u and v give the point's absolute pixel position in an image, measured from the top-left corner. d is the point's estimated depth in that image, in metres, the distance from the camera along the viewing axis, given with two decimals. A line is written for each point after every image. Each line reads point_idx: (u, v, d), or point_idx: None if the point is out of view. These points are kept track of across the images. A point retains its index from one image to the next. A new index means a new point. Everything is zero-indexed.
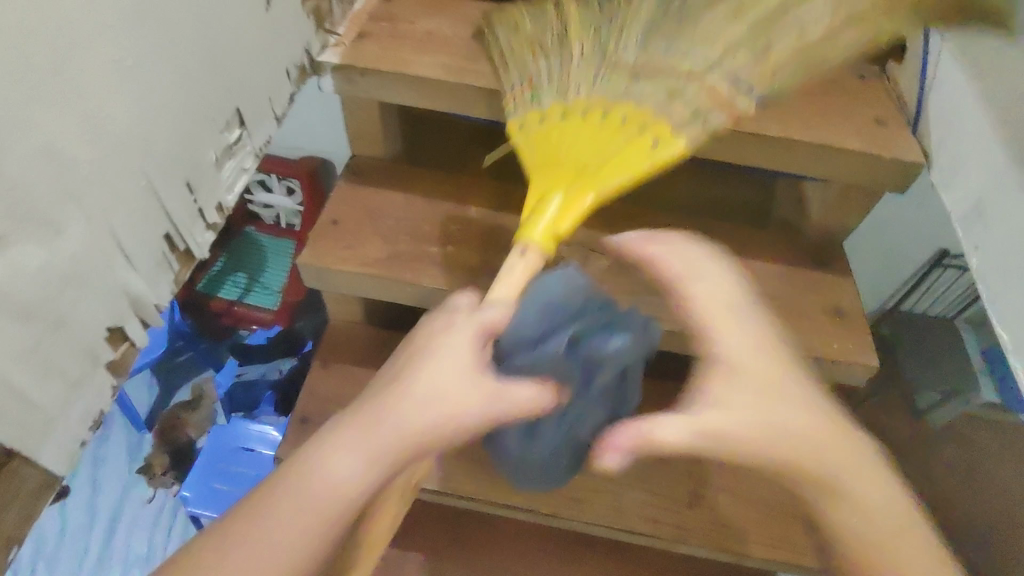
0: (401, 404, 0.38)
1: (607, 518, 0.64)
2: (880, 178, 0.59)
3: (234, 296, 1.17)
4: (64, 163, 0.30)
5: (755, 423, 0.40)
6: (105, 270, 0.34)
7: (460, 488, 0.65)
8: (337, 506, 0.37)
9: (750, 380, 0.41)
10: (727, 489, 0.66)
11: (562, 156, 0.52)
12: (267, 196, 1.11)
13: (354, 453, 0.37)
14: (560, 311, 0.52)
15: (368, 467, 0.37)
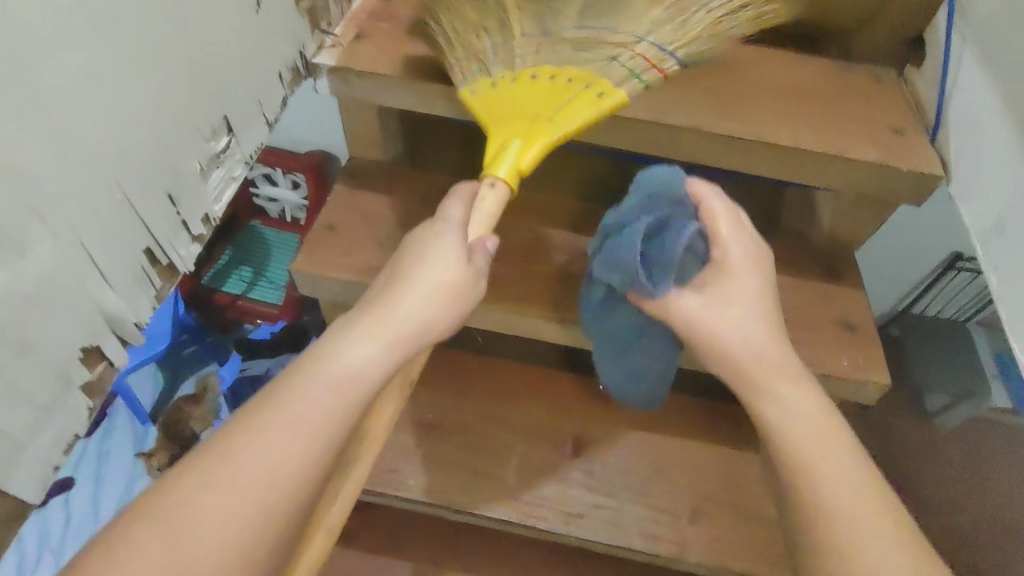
0: (399, 287, 0.42)
1: (603, 533, 0.62)
2: (896, 190, 0.56)
3: (238, 289, 1.16)
4: (25, 181, 0.29)
5: (721, 325, 0.46)
6: (75, 292, 0.34)
7: (454, 500, 0.63)
8: (348, 386, 0.39)
9: (737, 299, 0.47)
10: (730, 506, 0.63)
11: (515, 108, 0.52)
12: (273, 190, 1.12)
13: (362, 336, 0.40)
14: (662, 201, 0.48)
15: (375, 345, 0.40)
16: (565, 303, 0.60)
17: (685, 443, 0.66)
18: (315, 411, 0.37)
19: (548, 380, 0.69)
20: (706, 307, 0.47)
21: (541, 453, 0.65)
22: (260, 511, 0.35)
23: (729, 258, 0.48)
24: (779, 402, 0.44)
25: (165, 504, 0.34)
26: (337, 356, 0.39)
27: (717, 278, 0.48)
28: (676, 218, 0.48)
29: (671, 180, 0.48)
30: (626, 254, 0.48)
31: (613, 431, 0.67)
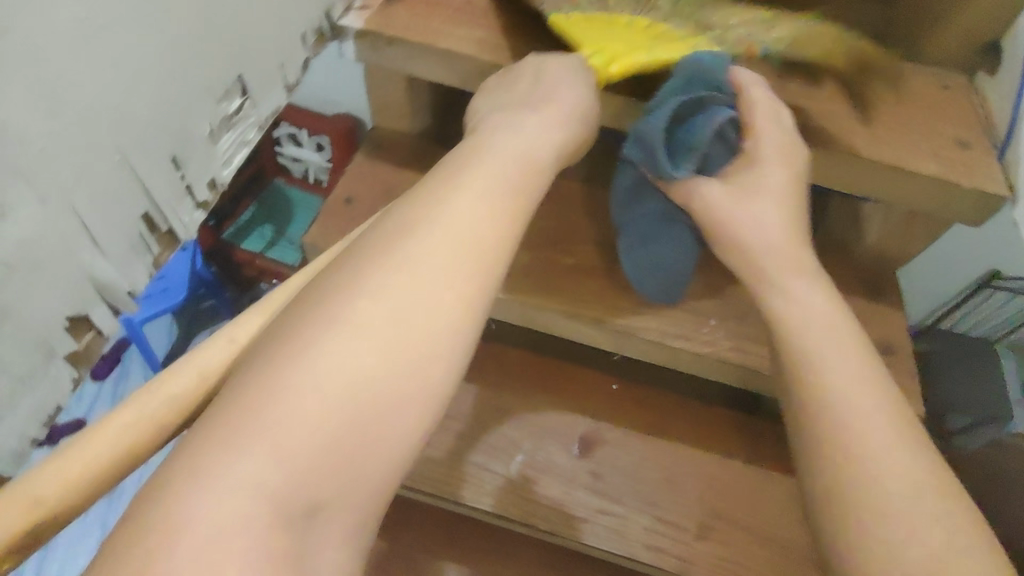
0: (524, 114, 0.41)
1: (607, 541, 0.59)
2: (953, 209, 0.52)
3: (257, 248, 1.15)
4: (8, 136, 0.27)
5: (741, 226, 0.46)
6: (60, 257, 0.31)
7: (452, 493, 0.61)
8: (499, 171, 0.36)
9: (763, 201, 0.46)
10: (740, 524, 0.60)
11: (616, 34, 0.50)
12: (297, 150, 1.10)
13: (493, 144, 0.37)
14: (705, 78, 0.47)
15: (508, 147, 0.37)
16: (586, 299, 0.57)
17: (698, 455, 0.63)
18: (453, 236, 0.32)
19: (561, 374, 0.67)
20: (729, 197, 0.47)
21: (548, 451, 0.63)
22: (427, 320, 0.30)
23: (760, 146, 0.47)
24: (794, 302, 0.42)
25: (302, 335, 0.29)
26: (465, 176, 0.34)
27: (745, 169, 0.48)
28: (711, 102, 0.48)
29: (713, 63, 0.47)
30: (652, 129, 0.47)
31: (624, 435, 0.64)
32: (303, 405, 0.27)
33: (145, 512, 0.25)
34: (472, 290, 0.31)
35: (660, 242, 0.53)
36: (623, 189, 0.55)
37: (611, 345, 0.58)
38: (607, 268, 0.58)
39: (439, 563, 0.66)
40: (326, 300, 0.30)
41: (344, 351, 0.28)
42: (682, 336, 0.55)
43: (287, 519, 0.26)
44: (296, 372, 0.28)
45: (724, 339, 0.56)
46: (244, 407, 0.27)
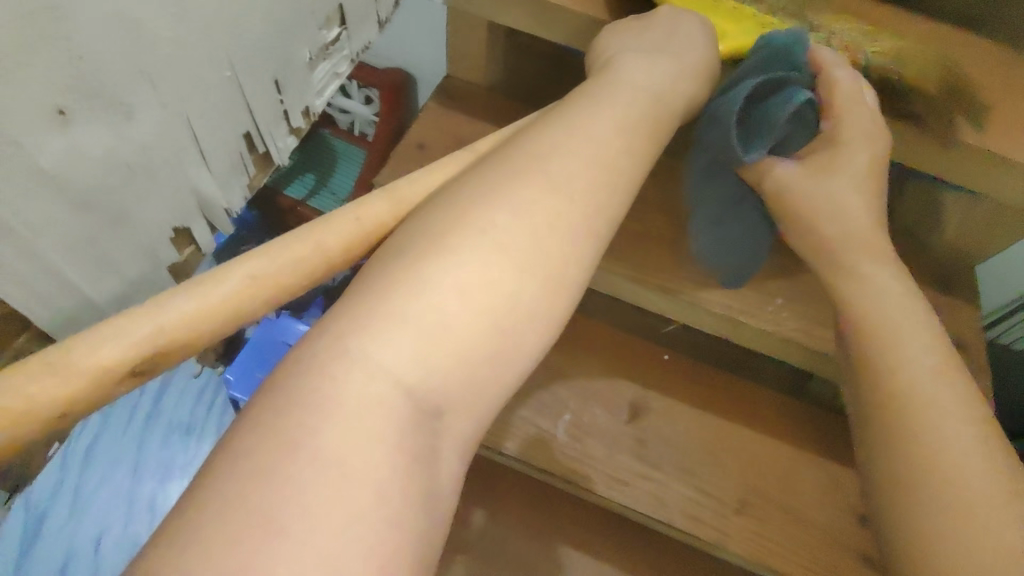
0: (646, 66, 0.42)
1: (646, 505, 0.59)
2: None
3: (299, 196, 1.14)
4: (141, 40, 0.29)
5: (818, 206, 0.46)
6: (172, 166, 0.33)
7: (496, 443, 0.62)
8: (622, 121, 0.39)
9: (839, 183, 0.46)
10: (780, 505, 0.60)
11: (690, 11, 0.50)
12: (345, 101, 1.10)
13: (620, 97, 0.40)
14: (783, 57, 0.46)
15: (629, 102, 0.40)
16: (651, 266, 0.56)
17: (745, 434, 0.63)
18: (587, 171, 0.36)
19: (608, 339, 0.67)
20: (807, 178, 0.47)
21: (593, 414, 0.63)
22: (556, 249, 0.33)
23: (841, 129, 0.46)
24: (865, 287, 0.43)
25: (450, 241, 0.32)
26: (591, 120, 0.38)
27: (822, 151, 0.47)
28: (791, 82, 0.47)
29: (792, 42, 0.46)
30: (726, 107, 0.47)
31: (670, 406, 0.64)
32: (439, 307, 0.30)
33: (295, 378, 0.28)
34: (586, 231, 0.35)
35: (735, 221, 0.52)
36: (698, 170, 0.53)
37: (673, 314, 0.57)
38: (674, 237, 0.58)
39: (474, 509, 0.68)
40: (459, 217, 0.33)
41: (476, 264, 0.32)
42: (744, 311, 0.55)
43: (417, 409, 0.29)
44: (435, 277, 0.31)
45: (788, 318, 0.55)
46: (387, 302, 0.30)
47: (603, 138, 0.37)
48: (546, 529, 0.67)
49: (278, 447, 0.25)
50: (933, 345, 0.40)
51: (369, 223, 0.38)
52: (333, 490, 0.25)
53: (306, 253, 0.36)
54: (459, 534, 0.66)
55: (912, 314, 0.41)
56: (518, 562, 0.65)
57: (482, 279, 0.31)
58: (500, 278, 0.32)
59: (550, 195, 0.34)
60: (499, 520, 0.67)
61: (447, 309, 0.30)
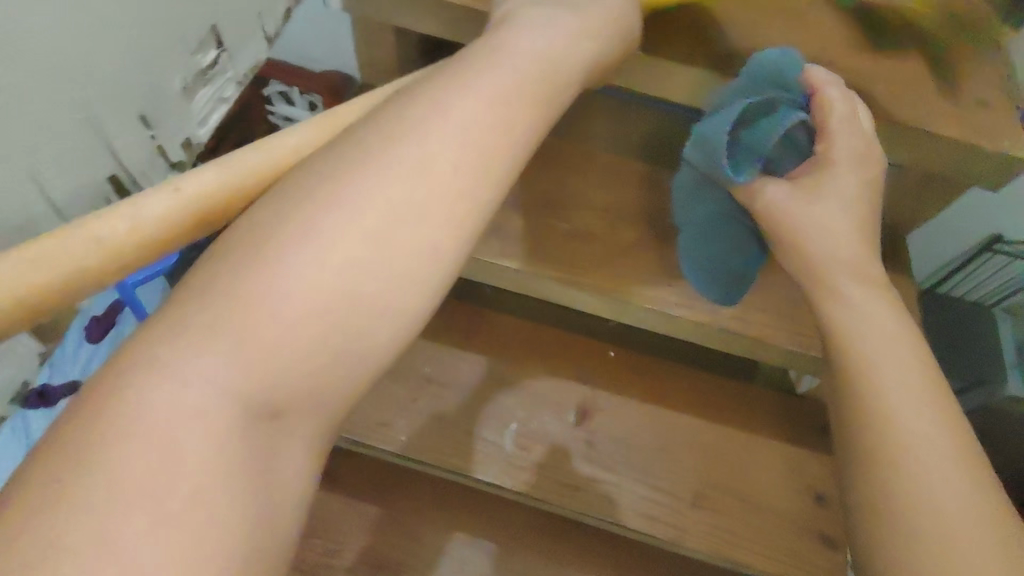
0: (530, 33, 0.36)
1: (600, 508, 0.59)
2: (976, 170, 0.50)
3: None
4: None
5: (807, 231, 0.44)
6: (20, 220, 0.33)
7: (446, 461, 0.60)
8: (507, 91, 0.32)
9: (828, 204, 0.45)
10: (735, 493, 0.59)
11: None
12: (289, 109, 1.05)
13: (507, 71, 0.33)
14: (769, 79, 0.46)
15: (517, 76, 0.33)
16: (582, 267, 0.55)
17: (696, 424, 0.62)
18: (451, 149, 0.30)
19: (553, 341, 0.66)
20: (798, 196, 0.45)
21: (543, 418, 0.62)
22: (404, 255, 0.28)
23: (832, 152, 0.46)
24: (846, 305, 0.41)
25: (276, 246, 0.26)
26: (464, 83, 0.32)
27: (815, 173, 0.46)
28: (777, 103, 0.47)
29: (781, 62, 0.46)
30: (713, 130, 0.47)
31: (619, 404, 0.63)
32: (297, 295, 0.26)
33: (151, 349, 0.24)
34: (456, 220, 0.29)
35: (724, 236, 0.51)
36: (682, 188, 0.53)
37: (610, 314, 0.56)
38: (605, 235, 0.57)
39: (432, 529, 0.66)
40: (330, 180, 0.28)
41: (330, 241, 0.26)
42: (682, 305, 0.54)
43: (258, 428, 0.24)
44: (291, 257, 0.26)
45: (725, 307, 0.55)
46: (246, 278, 0.25)
47: (479, 101, 0.31)
48: (505, 538, 0.66)
49: (97, 498, 0.21)
50: (904, 339, 0.40)
51: (191, 196, 0.34)
52: (147, 480, 0.22)
53: (161, 219, 0.33)
54: (419, 556, 0.64)
55: (898, 333, 0.40)
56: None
57: (332, 260, 0.26)
58: (360, 265, 0.27)
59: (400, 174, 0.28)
60: (457, 533, 0.66)
61: (289, 304, 0.25)
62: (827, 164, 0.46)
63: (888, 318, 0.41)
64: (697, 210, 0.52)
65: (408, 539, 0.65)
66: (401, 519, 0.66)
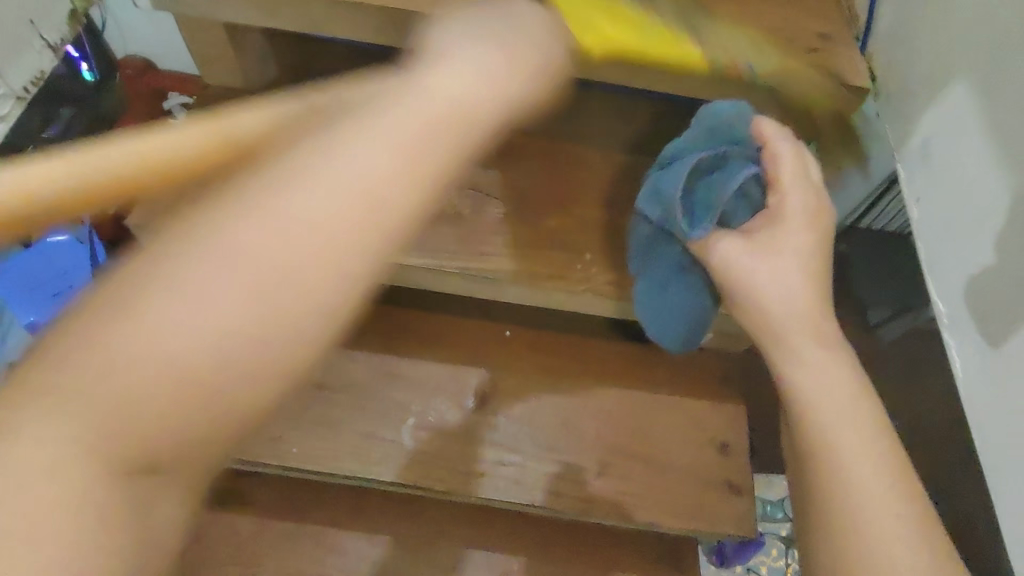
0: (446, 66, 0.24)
1: (506, 491, 0.57)
2: (823, 114, 0.50)
3: None
4: None
5: (768, 289, 0.40)
6: None
7: (342, 467, 0.57)
8: (430, 135, 0.22)
9: (786, 255, 0.41)
10: (638, 456, 0.59)
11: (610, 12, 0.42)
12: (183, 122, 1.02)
13: (424, 98, 0.23)
14: (726, 137, 0.47)
15: (430, 122, 0.23)
16: (450, 251, 0.54)
17: (597, 392, 0.62)
18: (321, 205, 0.20)
19: (452, 328, 0.64)
20: (750, 251, 0.42)
21: (443, 410, 0.60)
22: (243, 377, 0.19)
23: (785, 203, 0.42)
24: (809, 374, 0.36)
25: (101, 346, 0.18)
26: (353, 120, 0.22)
27: (770, 226, 0.42)
28: (732, 158, 0.46)
29: (738, 118, 0.46)
30: (670, 184, 0.48)
31: (519, 381, 0.62)
32: (210, 304, 0.19)
33: None
34: (339, 275, 0.20)
35: (680, 290, 0.48)
36: (642, 242, 0.51)
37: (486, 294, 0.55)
38: (475, 214, 0.55)
39: (348, 535, 0.64)
40: (250, 173, 0.21)
41: (248, 252, 0.20)
42: (556, 274, 0.53)
43: (114, 464, 0.19)
44: (199, 263, 0.19)
45: (599, 273, 0.53)
46: (149, 284, 0.19)
47: (370, 149, 0.21)
48: (423, 536, 0.64)
49: None
50: (835, 370, 0.36)
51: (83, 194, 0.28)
52: None
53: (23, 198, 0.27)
54: (339, 564, 0.62)
55: (858, 403, 0.35)
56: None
57: (231, 273, 0.19)
58: (274, 286, 0.20)
59: (269, 250, 0.20)
60: (368, 533, 0.64)
61: (190, 321, 0.19)
62: (777, 213, 0.42)
63: (839, 356, 0.37)
64: (657, 264, 0.49)
65: (322, 552, 0.63)
66: (312, 532, 0.64)
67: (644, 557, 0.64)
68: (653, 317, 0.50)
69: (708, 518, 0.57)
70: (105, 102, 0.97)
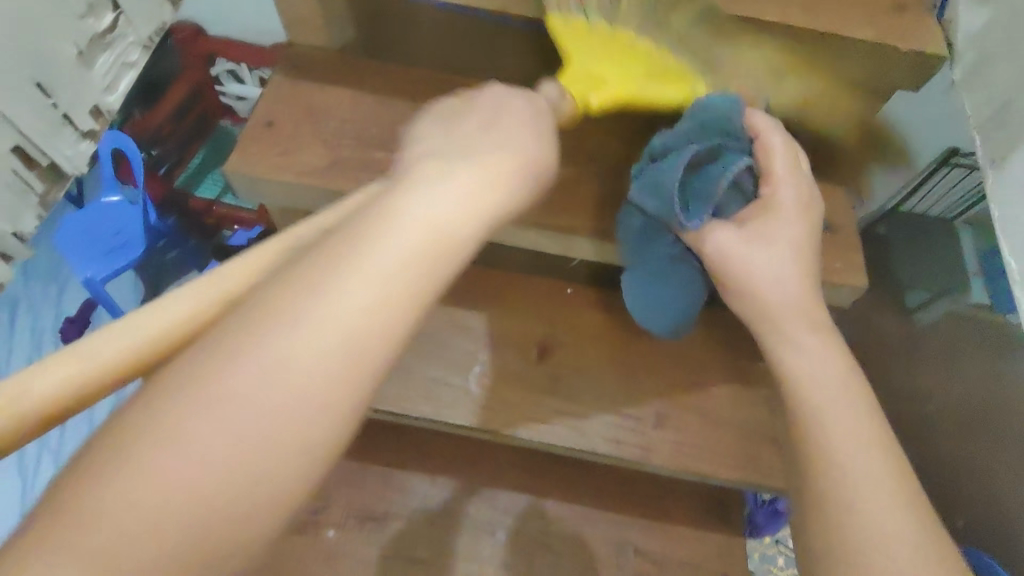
0: (395, 224, 0.29)
1: (566, 438, 0.60)
2: (894, 74, 0.52)
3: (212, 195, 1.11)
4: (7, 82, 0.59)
5: (764, 270, 0.44)
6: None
7: (414, 408, 0.61)
8: (386, 308, 0.27)
9: (774, 236, 0.45)
10: (694, 411, 0.62)
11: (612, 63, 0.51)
12: (239, 88, 1.07)
13: (373, 263, 0.27)
14: (718, 129, 0.48)
15: (387, 284, 0.27)
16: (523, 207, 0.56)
17: (654, 349, 0.64)
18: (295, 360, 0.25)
19: (518, 285, 0.66)
20: (744, 240, 0.45)
21: (508, 362, 0.63)
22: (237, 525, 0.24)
23: (778, 197, 0.46)
24: (795, 342, 0.41)
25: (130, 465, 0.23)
26: (338, 266, 0.27)
27: (759, 214, 0.46)
28: (727, 148, 0.48)
29: (727, 108, 0.47)
30: (668, 177, 0.48)
31: (579, 336, 0.64)
32: (187, 473, 0.23)
33: None
34: (321, 417, 0.25)
35: (672, 283, 0.51)
36: (633, 232, 0.52)
37: (557, 249, 0.57)
38: None
39: (413, 478, 0.68)
40: (257, 316, 0.26)
41: (224, 415, 0.24)
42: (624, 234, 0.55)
43: None
44: (203, 400, 0.24)
45: None
46: (133, 455, 0.23)
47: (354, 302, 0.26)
48: (483, 478, 0.68)
49: None
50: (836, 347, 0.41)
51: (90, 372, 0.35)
52: None
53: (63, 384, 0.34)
54: (403, 504, 0.67)
55: (841, 369, 0.40)
56: (463, 518, 0.66)
57: (272, 393, 0.25)
58: (256, 433, 0.24)
59: (262, 399, 0.25)
60: (429, 472, 0.68)
61: (188, 467, 0.23)
62: (767, 203, 0.47)
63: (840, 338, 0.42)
64: (648, 254, 0.52)
65: (388, 490, 0.67)
66: (381, 473, 0.68)
67: (693, 506, 0.67)
68: (655, 304, 0.54)
69: (759, 469, 0.59)
70: (161, 66, 1.01)
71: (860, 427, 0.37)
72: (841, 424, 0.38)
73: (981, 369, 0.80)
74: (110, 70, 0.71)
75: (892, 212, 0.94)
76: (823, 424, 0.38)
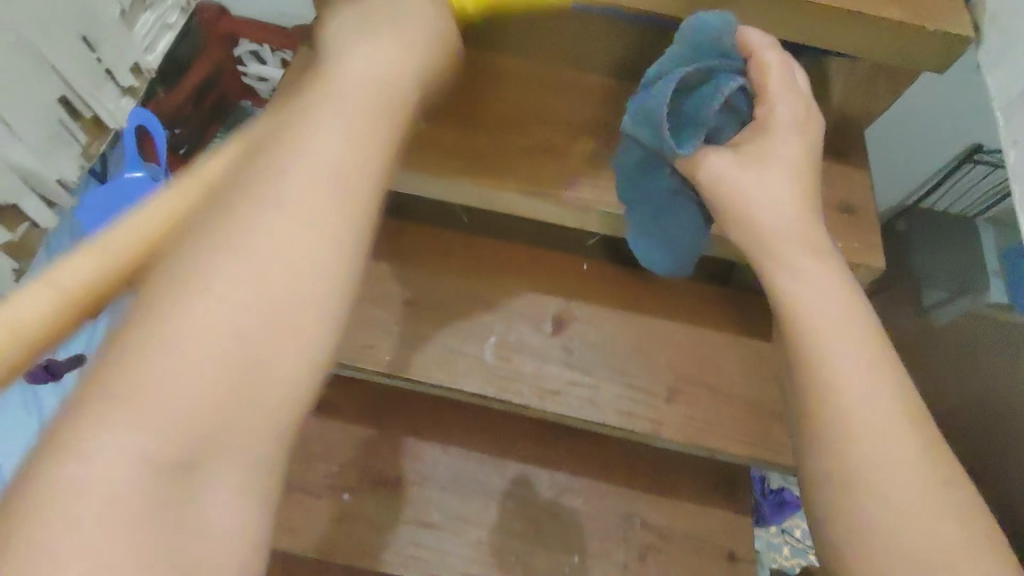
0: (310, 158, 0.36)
1: (579, 408, 0.61)
2: (916, 54, 0.52)
3: None
4: None
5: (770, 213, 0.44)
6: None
7: (431, 375, 0.62)
8: (328, 224, 0.35)
9: (777, 171, 0.45)
10: (706, 387, 0.62)
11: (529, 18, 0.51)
12: (261, 68, 1.09)
13: (306, 191, 0.35)
14: (711, 50, 0.47)
15: (322, 206, 0.35)
16: (541, 179, 0.57)
17: (667, 326, 0.65)
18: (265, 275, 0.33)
19: (534, 259, 0.67)
20: (740, 162, 0.46)
21: (524, 334, 0.64)
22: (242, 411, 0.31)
23: (773, 114, 0.47)
24: (801, 282, 0.41)
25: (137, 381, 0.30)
26: (277, 205, 0.34)
27: (756, 137, 0.47)
28: (718, 69, 0.47)
29: (720, 27, 0.47)
30: (658, 103, 0.48)
31: (594, 311, 0.65)
32: (188, 379, 0.30)
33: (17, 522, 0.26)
34: (287, 314, 0.33)
35: (673, 216, 0.51)
36: (630, 165, 0.52)
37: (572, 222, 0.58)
38: (569, 146, 0.58)
39: (427, 446, 0.69)
40: (216, 252, 0.33)
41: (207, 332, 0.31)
42: None
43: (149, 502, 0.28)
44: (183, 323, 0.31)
45: None
46: (137, 373, 0.30)
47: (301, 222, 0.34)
48: (495, 448, 0.69)
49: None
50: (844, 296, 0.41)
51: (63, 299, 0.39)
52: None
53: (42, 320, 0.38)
54: (417, 472, 0.68)
55: (847, 314, 0.40)
56: (476, 486, 0.68)
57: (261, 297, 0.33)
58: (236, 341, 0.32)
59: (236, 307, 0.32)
60: (442, 441, 0.69)
61: (183, 379, 0.30)
62: (763, 126, 0.47)
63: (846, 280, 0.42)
64: (644, 186, 0.51)
65: (402, 456, 0.69)
66: (396, 440, 0.69)
67: (702, 482, 0.68)
68: (654, 239, 0.52)
69: (769, 446, 0.60)
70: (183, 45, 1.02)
71: (869, 385, 0.38)
72: (849, 375, 0.38)
73: (996, 365, 0.80)
74: (151, 30, 0.91)
75: (913, 210, 0.96)
76: (836, 379, 0.38)
